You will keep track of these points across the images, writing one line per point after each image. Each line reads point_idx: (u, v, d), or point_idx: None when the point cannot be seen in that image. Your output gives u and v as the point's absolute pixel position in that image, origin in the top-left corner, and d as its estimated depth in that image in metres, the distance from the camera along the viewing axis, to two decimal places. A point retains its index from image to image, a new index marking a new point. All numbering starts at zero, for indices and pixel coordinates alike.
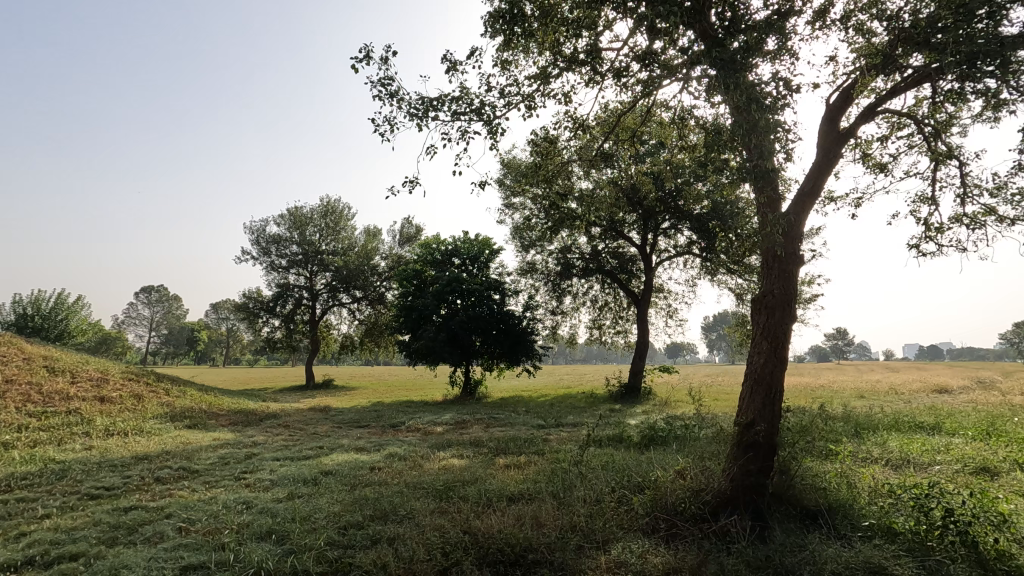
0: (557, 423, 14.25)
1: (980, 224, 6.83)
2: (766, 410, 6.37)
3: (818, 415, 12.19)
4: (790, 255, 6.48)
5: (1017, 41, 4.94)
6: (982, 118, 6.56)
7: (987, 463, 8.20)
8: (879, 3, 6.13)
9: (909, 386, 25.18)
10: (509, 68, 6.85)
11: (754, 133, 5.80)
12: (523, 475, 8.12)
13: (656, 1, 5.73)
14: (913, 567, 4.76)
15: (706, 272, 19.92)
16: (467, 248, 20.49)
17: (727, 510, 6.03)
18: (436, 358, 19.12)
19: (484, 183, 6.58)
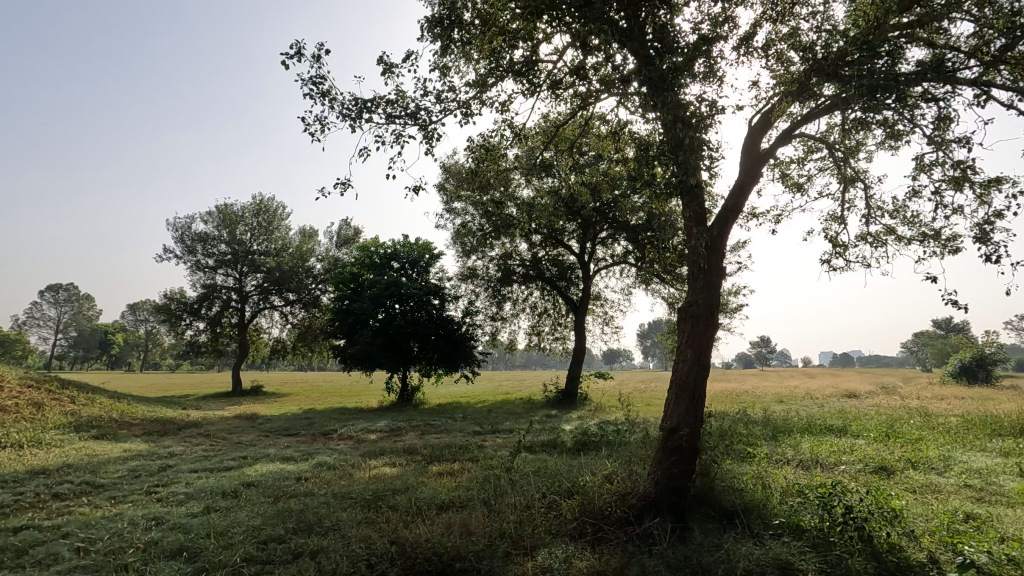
0: (493, 429, 14.24)
1: (881, 242, 7.46)
2: (689, 415, 6.66)
3: (740, 420, 12.84)
4: (713, 266, 6.84)
5: (913, 78, 5.43)
6: (884, 146, 7.19)
7: (884, 462, 8.91)
8: (797, 35, 6.59)
9: (823, 391, 26.96)
10: (448, 74, 6.82)
11: (681, 150, 6.08)
12: (456, 482, 8.05)
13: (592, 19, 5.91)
14: (816, 562, 5.09)
15: (641, 281, 20.56)
16: (407, 251, 20.22)
17: (651, 512, 6.20)
18: (373, 363, 18.62)
19: (418, 188, 6.49)
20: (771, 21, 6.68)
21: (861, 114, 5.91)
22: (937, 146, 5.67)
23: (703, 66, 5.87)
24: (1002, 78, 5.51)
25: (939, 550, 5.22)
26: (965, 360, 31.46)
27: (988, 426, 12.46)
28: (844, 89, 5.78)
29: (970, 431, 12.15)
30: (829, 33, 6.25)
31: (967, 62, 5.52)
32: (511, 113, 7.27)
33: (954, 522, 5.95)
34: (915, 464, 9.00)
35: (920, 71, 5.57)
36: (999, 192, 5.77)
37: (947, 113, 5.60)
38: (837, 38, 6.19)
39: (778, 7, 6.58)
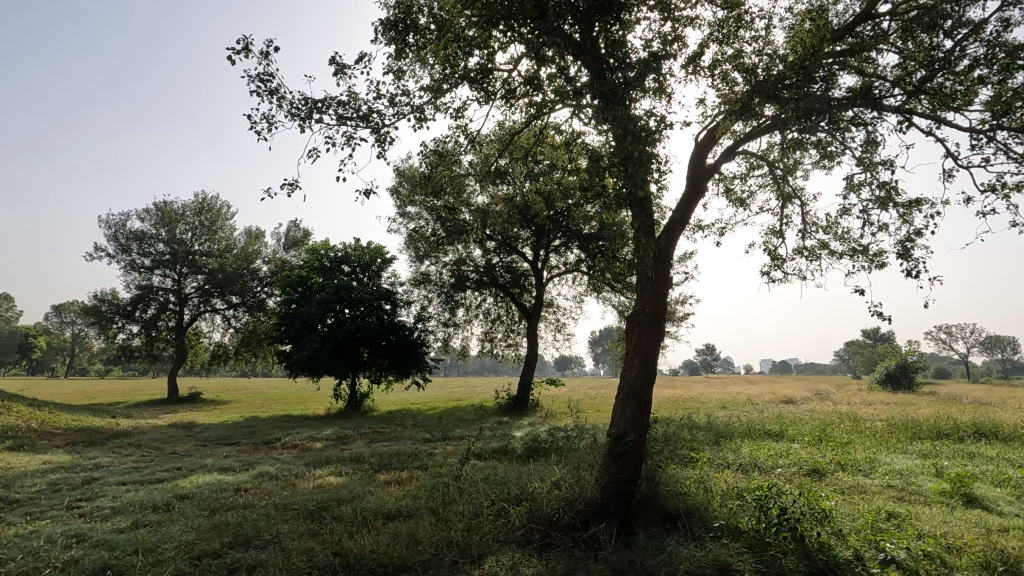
0: (444, 436, 14.11)
1: (815, 256, 7.90)
2: (635, 421, 6.82)
3: (685, 426, 13.24)
4: (660, 276, 7.05)
5: (843, 103, 5.79)
6: (819, 165, 7.63)
7: (817, 465, 9.38)
8: (740, 56, 6.91)
9: (763, 397, 28.16)
10: (403, 78, 6.76)
11: (630, 163, 6.25)
12: (403, 491, 7.92)
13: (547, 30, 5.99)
14: (753, 562, 5.30)
15: (592, 289, 20.92)
16: (358, 255, 19.82)
17: (598, 518, 6.29)
18: (320, 369, 18.11)
19: (369, 192, 6.37)
20: (716, 42, 6.97)
21: (798, 134, 6.24)
22: (865, 168, 6.06)
23: (653, 82, 6.05)
24: (923, 107, 5.95)
25: (864, 547, 5.55)
26: (891, 367, 33.56)
27: (910, 429, 13.33)
28: (782, 111, 6.10)
29: (894, 434, 12.97)
30: (770, 57, 6.59)
31: (892, 90, 5.93)
32: (465, 120, 7.26)
33: (877, 521, 6.33)
34: (845, 466, 9.52)
35: (851, 97, 5.93)
36: (919, 212, 6.21)
37: (874, 137, 5.99)
38: (777, 62, 6.53)
39: (723, 29, 6.89)
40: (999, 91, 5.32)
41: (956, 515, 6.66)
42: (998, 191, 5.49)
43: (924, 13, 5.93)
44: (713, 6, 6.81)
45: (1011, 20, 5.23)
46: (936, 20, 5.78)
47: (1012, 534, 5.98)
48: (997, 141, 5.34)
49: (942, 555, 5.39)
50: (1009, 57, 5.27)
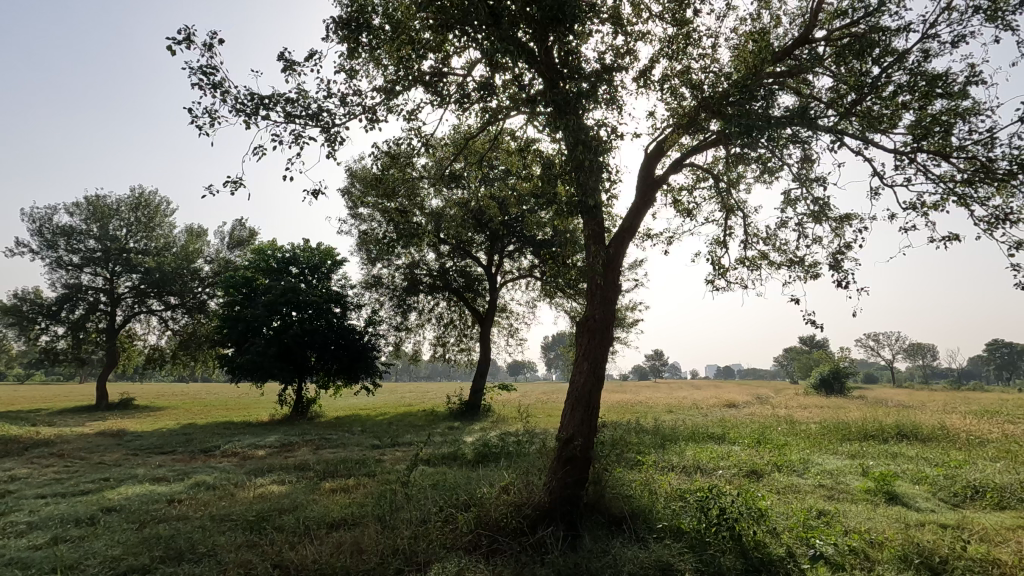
0: (393, 442, 13.87)
1: (756, 266, 8.26)
2: (584, 425, 6.91)
3: (633, 430, 13.54)
4: (609, 283, 7.19)
5: (782, 122, 6.11)
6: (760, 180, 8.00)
7: (755, 467, 9.78)
8: (688, 73, 7.17)
9: (707, 401, 29.15)
10: (355, 77, 6.63)
11: (581, 171, 6.36)
12: (349, 499, 7.74)
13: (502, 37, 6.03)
14: (693, 561, 5.46)
15: (545, 295, 21.10)
16: (307, 256, 19.29)
17: (545, 522, 6.34)
18: (264, 374, 17.44)
19: (317, 194, 6.12)
20: (667, 57, 7.22)
21: (740, 149, 6.52)
22: (801, 183, 6.39)
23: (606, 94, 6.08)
24: (853, 128, 6.34)
25: (796, 544, 5.83)
26: (824, 372, 35.46)
27: (840, 432, 14.09)
28: (726, 126, 6.36)
29: (826, 436, 13.70)
30: (716, 74, 6.86)
31: (826, 111, 6.30)
32: (419, 124, 7.09)
33: (808, 519, 6.66)
34: (781, 467, 9.98)
35: (789, 116, 6.25)
36: (849, 227, 6.61)
37: (810, 154, 6.33)
38: (722, 79, 6.81)
39: (673, 46, 7.14)
40: (919, 116, 5.75)
41: (879, 512, 7.08)
42: (917, 209, 5.92)
43: (854, 41, 6.36)
44: (663, 23, 7.06)
45: (930, 51, 5.67)
46: (864, 48, 6.20)
47: (927, 528, 6.42)
48: (917, 162, 5.76)
49: (866, 549, 5.73)
50: (928, 85, 5.71)
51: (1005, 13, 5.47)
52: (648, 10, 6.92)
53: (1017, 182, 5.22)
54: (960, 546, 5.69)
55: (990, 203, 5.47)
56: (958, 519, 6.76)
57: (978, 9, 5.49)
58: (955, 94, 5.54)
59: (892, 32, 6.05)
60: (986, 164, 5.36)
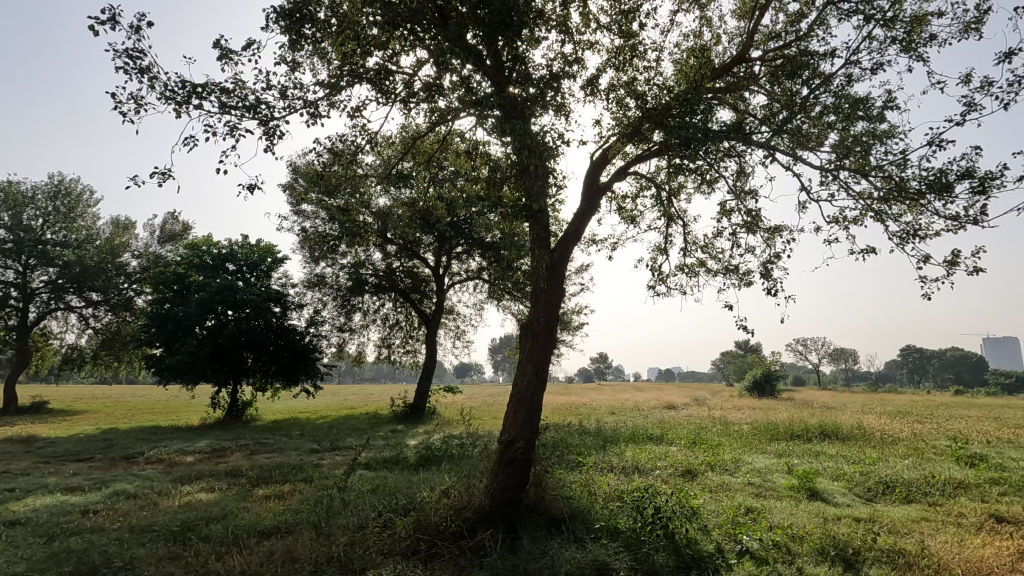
0: (332, 446, 13.48)
1: (694, 273, 8.59)
2: (525, 428, 6.97)
3: (576, 432, 13.73)
4: (553, 287, 7.29)
5: (719, 135, 6.37)
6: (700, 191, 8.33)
7: (690, 466, 10.13)
8: (634, 84, 7.37)
9: (648, 403, 29.98)
10: (297, 70, 6.37)
11: (527, 176, 6.43)
12: (283, 506, 7.46)
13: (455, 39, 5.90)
14: (628, 560, 5.60)
15: (493, 297, 21.09)
16: (245, 253, 18.49)
17: (485, 525, 6.31)
18: (196, 376, 16.53)
19: (253, 188, 5.78)
20: (613, 67, 7.39)
21: (681, 160, 6.75)
22: (736, 195, 6.69)
23: (554, 101, 6.14)
24: (784, 144, 6.68)
25: (724, 540, 6.09)
26: (757, 375, 37.27)
27: (770, 432, 14.87)
28: (668, 137, 6.58)
29: (757, 436, 14.38)
30: (659, 87, 7.08)
31: (759, 127, 6.61)
32: (365, 120, 6.89)
33: (736, 516, 6.96)
34: (714, 466, 10.39)
35: (727, 130, 6.52)
36: (778, 238, 6.98)
37: (744, 168, 6.64)
38: (665, 92, 7.03)
39: (620, 56, 7.32)
40: (843, 135, 6.15)
41: (801, 508, 7.50)
42: (839, 222, 6.32)
43: (786, 63, 6.74)
44: (611, 34, 7.23)
45: (853, 76, 6.09)
46: (796, 69, 6.57)
47: (843, 522, 6.85)
48: (840, 179, 6.14)
49: (788, 543, 6.04)
50: (850, 108, 6.13)
51: (918, 45, 5.95)
52: (596, 20, 7.08)
53: (926, 201, 5.67)
54: (871, 538, 6.10)
55: (902, 220, 5.92)
56: (870, 513, 7.25)
57: (894, 39, 5.94)
58: (875, 117, 5.96)
59: (819, 56, 6.46)
60: (899, 184, 5.79)
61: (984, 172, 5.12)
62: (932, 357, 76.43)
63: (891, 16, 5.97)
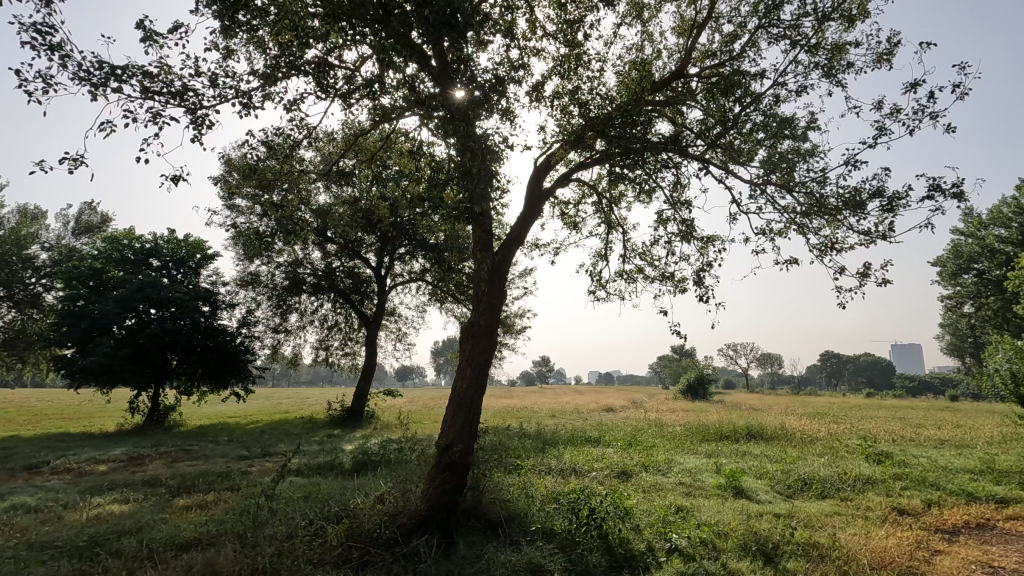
0: (263, 453, 12.89)
1: (633, 278, 8.84)
2: (464, 431, 6.92)
3: (516, 435, 13.79)
4: (495, 290, 7.29)
5: (658, 146, 6.57)
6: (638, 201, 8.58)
7: (625, 467, 10.40)
8: (578, 93, 7.50)
9: (587, 406, 30.57)
10: (230, 57, 6.04)
11: (471, 178, 6.38)
12: (206, 516, 7.02)
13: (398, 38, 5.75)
14: (562, 561, 5.65)
15: (435, 299, 20.88)
16: (172, 248, 17.42)
17: (420, 531, 6.17)
18: (112, 379, 15.36)
19: (177, 180, 5.38)
20: (558, 75, 7.48)
21: (621, 170, 6.93)
22: (672, 205, 6.93)
23: (499, 104, 6.13)
24: (719, 158, 6.98)
25: (655, 539, 6.27)
26: (690, 379, 38.81)
27: (701, 433, 15.49)
28: (609, 146, 6.72)
29: (689, 437, 14.97)
30: (602, 97, 7.23)
31: (695, 140, 6.89)
32: (303, 113, 6.62)
33: (667, 515, 7.19)
34: (647, 466, 10.72)
35: (665, 141, 6.74)
36: (711, 247, 7.31)
37: (680, 179, 6.90)
38: (606, 102, 7.18)
39: (565, 64, 7.42)
40: (770, 152, 6.51)
41: (727, 505, 7.85)
42: (766, 234, 6.67)
43: (720, 81, 7.07)
44: (556, 42, 7.34)
45: (780, 97, 6.46)
46: (729, 87, 6.90)
47: (765, 518, 7.22)
48: (766, 194, 6.48)
49: (714, 540, 6.30)
50: (777, 126, 6.49)
51: (839, 71, 6.38)
52: (541, 28, 7.15)
53: (842, 217, 6.08)
54: (790, 533, 6.46)
55: (821, 234, 6.32)
56: (789, 508, 7.68)
57: (818, 64, 6.36)
58: (799, 136, 6.33)
59: (750, 76, 6.82)
60: (819, 200, 6.17)
61: (892, 193, 5.54)
62: (847, 362, 82.14)
63: (815, 43, 6.39)
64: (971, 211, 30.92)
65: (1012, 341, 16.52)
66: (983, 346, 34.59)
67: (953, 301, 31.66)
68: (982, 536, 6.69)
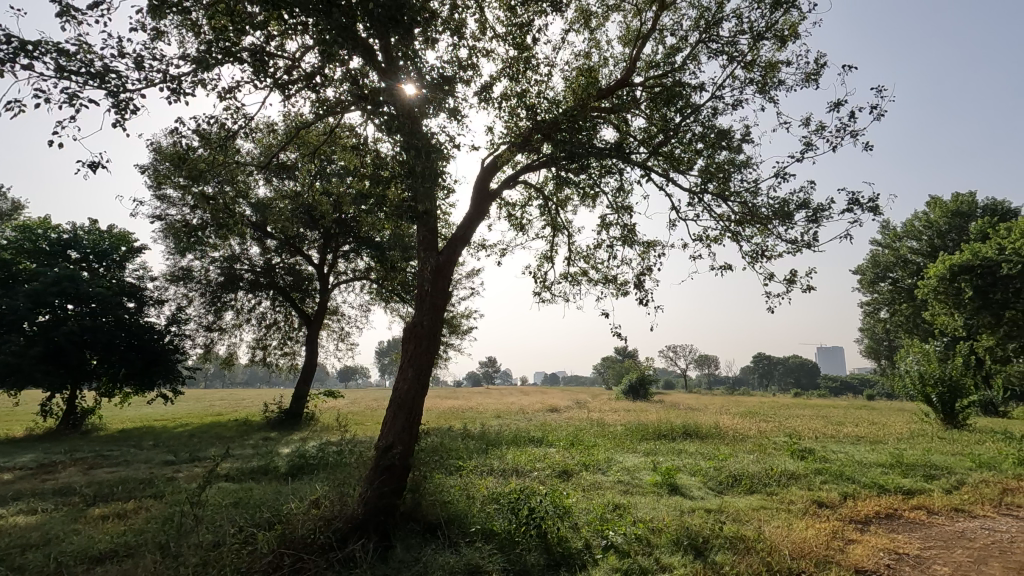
0: (191, 458, 12.21)
1: (577, 281, 8.99)
2: (404, 433, 6.81)
3: (459, 436, 13.71)
4: (439, 290, 7.22)
5: (602, 152, 6.72)
6: (583, 205, 8.74)
7: (566, 467, 10.54)
8: (526, 95, 7.55)
9: (532, 407, 30.77)
10: (159, 38, 5.67)
11: (415, 177, 6.29)
12: (125, 527, 6.59)
13: (340, 31, 5.54)
14: (501, 561, 5.65)
15: (380, 298, 20.47)
16: (93, 240, 16.26)
17: (356, 535, 6.02)
18: (21, 380, 14.16)
19: (96, 166, 5.01)
20: (507, 77, 7.50)
21: (566, 173, 7.02)
22: (616, 210, 7.12)
23: (446, 103, 6.08)
24: (660, 165, 7.21)
25: (592, 537, 6.40)
26: (633, 380, 39.82)
27: (640, 432, 15.94)
28: (555, 150, 6.80)
29: (628, 437, 15.37)
30: (549, 102, 7.31)
31: (638, 147, 7.08)
32: (238, 102, 6.32)
33: (604, 512, 7.35)
34: (588, 465, 10.93)
35: (609, 148, 6.88)
36: (651, 252, 7.54)
37: (623, 185, 7.08)
38: (554, 106, 7.26)
39: (513, 67, 7.46)
40: (708, 162, 6.80)
41: (661, 502, 8.11)
42: (702, 240, 6.96)
43: (663, 91, 7.31)
44: (506, 45, 7.37)
45: (718, 109, 6.75)
46: (671, 98, 7.14)
47: (697, 513, 7.50)
48: (704, 202, 6.76)
49: (649, 536, 6.48)
50: (715, 138, 6.77)
51: (771, 88, 6.73)
52: (491, 30, 7.17)
53: (772, 226, 6.41)
54: (719, 527, 6.73)
55: (752, 241, 6.65)
56: (720, 504, 8.02)
57: (752, 80, 6.69)
58: (734, 147, 6.63)
59: (690, 88, 7.08)
60: (752, 210, 6.49)
61: (817, 205, 5.90)
62: (777, 364, 86.76)
63: (750, 59, 6.71)
64: (887, 224, 33.33)
65: (920, 345, 17.96)
66: (896, 348, 37.44)
67: (871, 308, 34.03)
68: (890, 525, 7.22)
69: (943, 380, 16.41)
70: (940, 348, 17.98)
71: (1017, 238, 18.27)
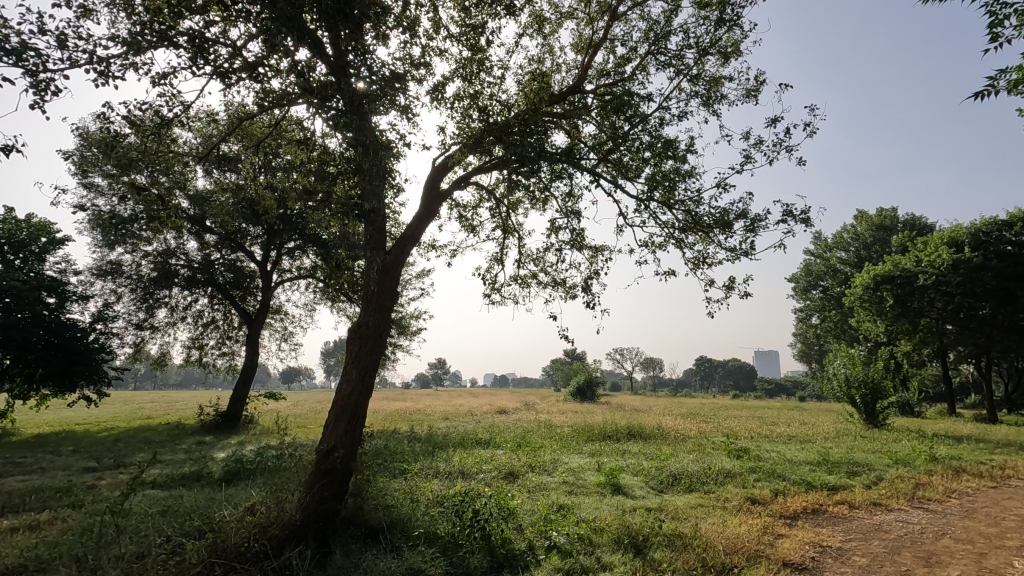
0: (116, 464, 11.47)
1: (527, 283, 9.04)
2: (346, 436, 6.65)
3: (405, 439, 13.51)
4: (385, 291, 7.11)
5: (553, 156, 6.79)
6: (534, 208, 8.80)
7: (512, 468, 10.60)
8: (479, 97, 7.54)
9: (481, 408, 30.75)
10: (87, 16, 5.31)
11: (364, 174, 6.15)
12: (36, 539, 6.10)
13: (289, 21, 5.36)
14: (443, 564, 5.60)
15: (326, 297, 19.91)
16: (8, 230, 15.03)
17: (293, 543, 5.81)
18: None
19: (11, 150, 4.65)
20: (461, 78, 7.46)
21: (517, 176, 7.06)
22: (565, 214, 7.23)
23: (397, 100, 5.98)
24: (608, 171, 7.35)
25: (535, 537, 6.44)
26: (580, 382, 40.44)
27: (586, 433, 16.21)
28: (507, 153, 6.82)
29: (574, 437, 15.61)
30: (502, 104, 7.32)
31: (588, 154, 7.21)
32: (174, 88, 5.99)
33: (548, 513, 7.41)
34: (534, 466, 11.02)
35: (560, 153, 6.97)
36: (599, 257, 7.69)
37: (572, 189, 7.18)
38: (507, 108, 7.27)
39: (466, 68, 7.42)
40: (654, 171, 7.00)
41: (604, 501, 8.27)
42: (648, 246, 7.16)
43: (613, 99, 7.46)
44: (459, 45, 7.33)
45: (665, 120, 6.97)
46: (620, 107, 7.30)
47: (637, 512, 7.69)
48: (650, 209, 6.95)
49: (590, 535, 6.58)
50: (662, 147, 6.98)
51: (714, 101, 7.01)
52: (445, 29, 7.12)
53: (713, 234, 6.66)
54: (658, 525, 6.91)
55: (694, 248, 6.88)
56: (660, 502, 8.26)
57: (697, 93, 6.95)
58: (680, 157, 6.86)
59: (639, 98, 7.27)
60: (695, 218, 6.73)
61: (754, 215, 6.19)
62: (717, 367, 90.29)
63: (695, 73, 6.96)
64: (819, 235, 35.36)
65: (847, 350, 19.11)
66: (825, 352, 39.70)
67: (803, 314, 35.98)
68: (816, 519, 7.65)
69: (866, 382, 17.52)
70: (864, 353, 19.20)
71: (932, 251, 19.74)
